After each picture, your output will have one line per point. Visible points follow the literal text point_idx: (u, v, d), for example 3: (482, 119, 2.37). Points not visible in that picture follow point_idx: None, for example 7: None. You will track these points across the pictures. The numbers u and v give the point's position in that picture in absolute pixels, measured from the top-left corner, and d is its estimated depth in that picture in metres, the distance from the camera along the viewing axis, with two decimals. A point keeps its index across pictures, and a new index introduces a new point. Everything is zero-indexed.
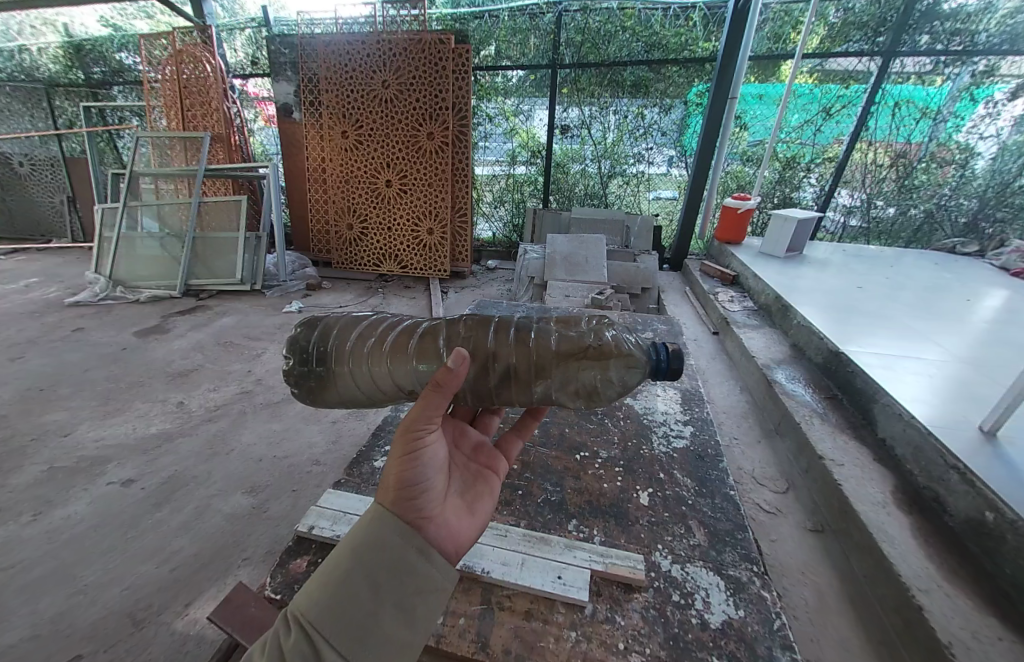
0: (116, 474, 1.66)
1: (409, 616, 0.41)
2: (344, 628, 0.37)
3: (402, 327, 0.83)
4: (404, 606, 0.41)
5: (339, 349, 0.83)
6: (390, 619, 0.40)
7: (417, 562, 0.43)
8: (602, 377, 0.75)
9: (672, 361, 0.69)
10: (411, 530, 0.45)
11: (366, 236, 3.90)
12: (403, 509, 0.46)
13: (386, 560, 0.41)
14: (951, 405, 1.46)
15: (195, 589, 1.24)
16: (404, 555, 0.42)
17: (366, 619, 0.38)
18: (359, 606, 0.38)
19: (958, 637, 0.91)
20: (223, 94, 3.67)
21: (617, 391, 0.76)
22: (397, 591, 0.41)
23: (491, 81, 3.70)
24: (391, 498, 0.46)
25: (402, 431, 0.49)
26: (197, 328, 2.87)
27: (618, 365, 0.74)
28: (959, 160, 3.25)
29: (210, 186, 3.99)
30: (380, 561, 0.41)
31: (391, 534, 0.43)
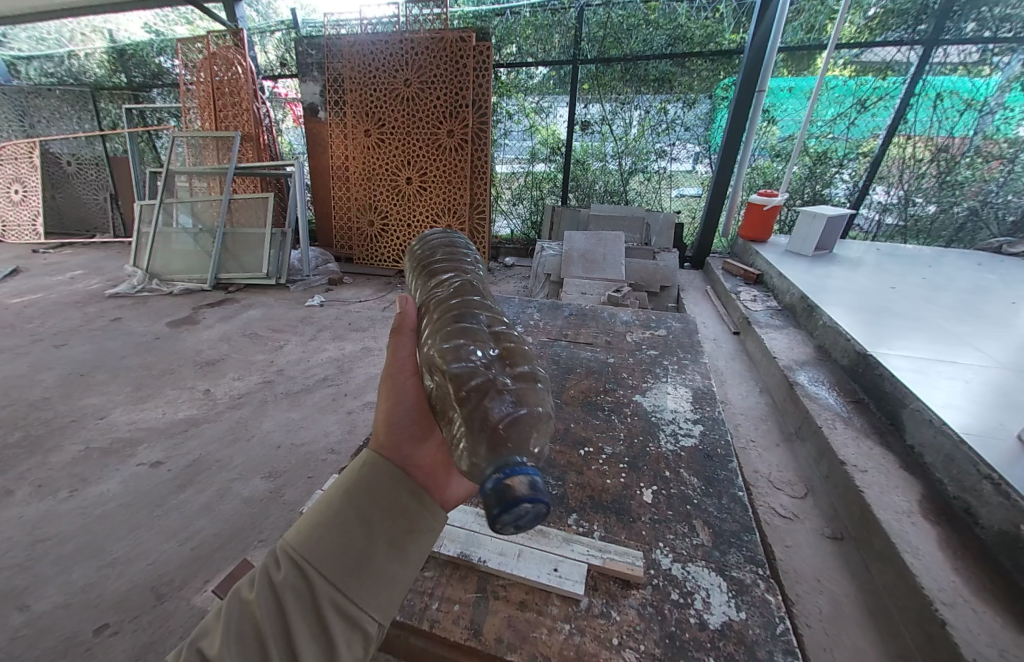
0: (146, 455, 1.75)
1: (401, 552, 0.41)
2: (337, 557, 0.39)
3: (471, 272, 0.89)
4: (395, 544, 0.41)
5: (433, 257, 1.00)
6: (380, 555, 0.40)
7: (408, 501, 0.43)
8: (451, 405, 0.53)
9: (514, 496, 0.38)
10: (400, 470, 0.45)
11: (387, 232, 3.98)
12: (394, 452, 0.46)
13: (377, 499, 0.42)
14: (989, 413, 1.37)
15: (213, 567, 1.29)
16: (393, 494, 0.43)
17: (357, 550, 0.39)
18: (348, 538, 0.39)
19: (983, 655, 0.86)
20: (254, 94, 3.85)
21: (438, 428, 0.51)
22: (388, 528, 0.41)
23: (513, 78, 3.70)
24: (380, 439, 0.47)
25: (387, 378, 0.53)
26: (224, 320, 2.99)
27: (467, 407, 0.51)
28: (1009, 154, 3.03)
29: (240, 184, 4.15)
30: (371, 499, 0.42)
31: (381, 474, 0.44)
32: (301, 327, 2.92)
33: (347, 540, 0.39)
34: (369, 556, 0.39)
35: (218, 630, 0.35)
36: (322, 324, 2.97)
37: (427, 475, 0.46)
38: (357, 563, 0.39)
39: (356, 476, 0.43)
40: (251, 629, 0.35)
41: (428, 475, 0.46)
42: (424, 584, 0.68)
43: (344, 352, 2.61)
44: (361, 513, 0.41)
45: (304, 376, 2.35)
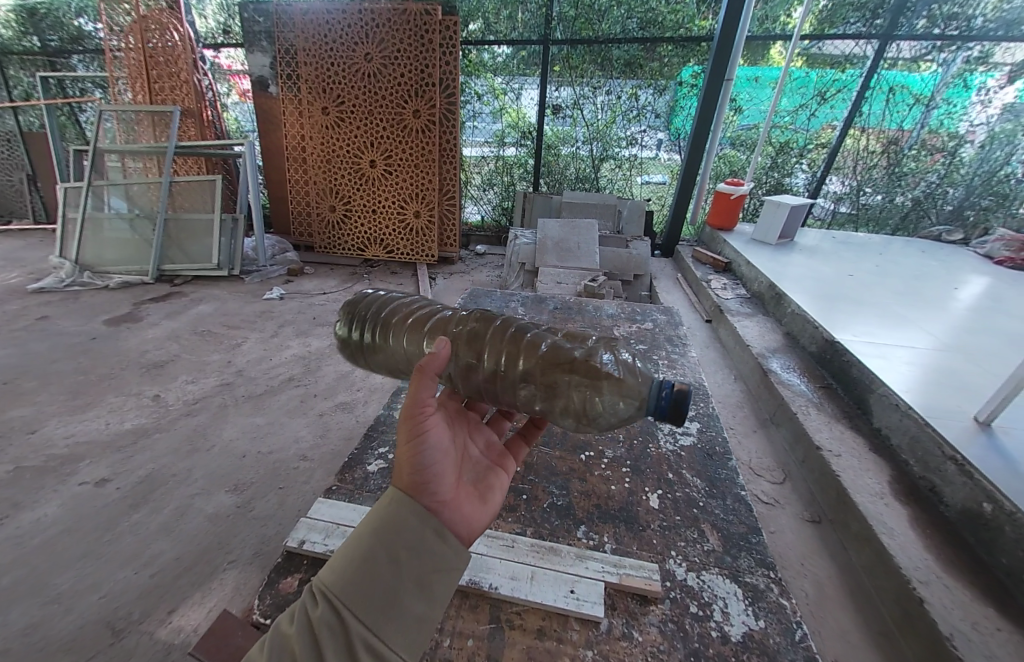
0: (89, 473, 1.56)
1: (428, 592, 0.39)
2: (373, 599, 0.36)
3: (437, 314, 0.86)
4: (422, 583, 0.38)
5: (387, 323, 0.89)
6: (410, 597, 0.38)
7: (434, 540, 0.40)
8: (589, 396, 0.70)
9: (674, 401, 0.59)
10: (426, 508, 0.42)
11: (350, 218, 3.75)
12: (418, 489, 0.43)
13: (407, 537, 0.39)
14: (946, 395, 1.47)
15: (179, 595, 1.17)
16: (420, 533, 0.40)
17: (388, 592, 0.37)
18: (379, 579, 0.37)
19: (959, 629, 0.92)
20: (193, 65, 3.48)
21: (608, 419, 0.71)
22: (416, 568, 0.39)
23: (479, 56, 3.53)
24: (403, 473, 0.44)
25: (406, 413, 0.47)
26: (172, 316, 2.72)
27: (610, 389, 0.69)
28: (949, 147, 3.28)
29: (181, 165, 3.76)
30: (401, 536, 0.39)
31: (408, 513, 0.41)
32: (261, 323, 2.71)
33: (378, 579, 0.37)
34: (399, 597, 0.37)
35: None
36: (283, 319, 2.77)
37: (449, 512, 0.45)
38: (389, 606, 0.36)
39: (381, 512, 0.41)
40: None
41: (451, 512, 0.45)
42: None
43: (311, 348, 2.45)
44: (391, 552, 0.38)
45: (268, 376, 2.18)
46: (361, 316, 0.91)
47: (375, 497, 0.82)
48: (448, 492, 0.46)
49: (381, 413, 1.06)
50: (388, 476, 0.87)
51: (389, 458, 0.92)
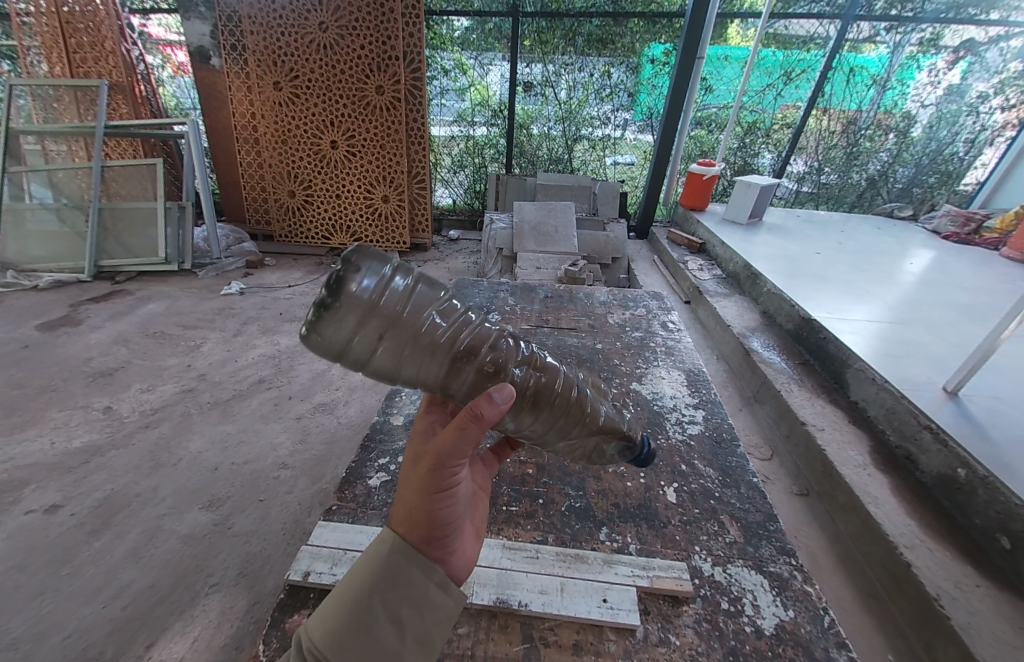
0: (35, 500, 1.40)
1: (429, 647, 0.37)
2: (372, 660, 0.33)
3: (470, 323, 0.52)
4: (424, 639, 0.36)
5: (391, 314, 0.45)
6: (411, 653, 0.35)
7: (438, 596, 0.38)
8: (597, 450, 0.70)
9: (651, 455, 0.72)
10: (432, 560, 0.39)
11: (312, 204, 3.51)
12: (423, 539, 0.39)
13: (409, 595, 0.36)
14: (916, 367, 1.56)
15: (157, 627, 1.07)
16: (423, 591, 0.37)
17: (390, 655, 0.34)
18: (381, 640, 0.34)
19: (944, 589, 0.98)
20: (120, 33, 3.07)
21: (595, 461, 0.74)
22: (419, 626, 0.36)
23: (443, 28, 3.33)
24: (409, 522, 0.39)
25: (432, 464, 0.38)
26: (117, 318, 2.46)
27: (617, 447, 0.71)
28: (901, 127, 3.45)
29: (112, 147, 3.37)
30: (403, 589, 0.36)
31: (414, 568, 0.37)
32: (221, 321, 2.51)
33: (380, 638, 0.34)
34: (401, 659, 0.35)
35: None
36: (247, 316, 2.57)
37: (452, 558, 0.42)
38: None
39: (382, 567, 0.37)
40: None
41: (455, 559, 0.42)
42: (460, 643, 0.58)
43: (281, 347, 2.29)
44: (394, 613, 0.35)
45: (235, 379, 2.02)
46: (349, 275, 0.41)
47: (382, 514, 0.76)
48: (456, 536, 0.42)
49: (375, 421, 0.98)
50: (392, 490, 0.81)
51: (391, 469, 0.86)
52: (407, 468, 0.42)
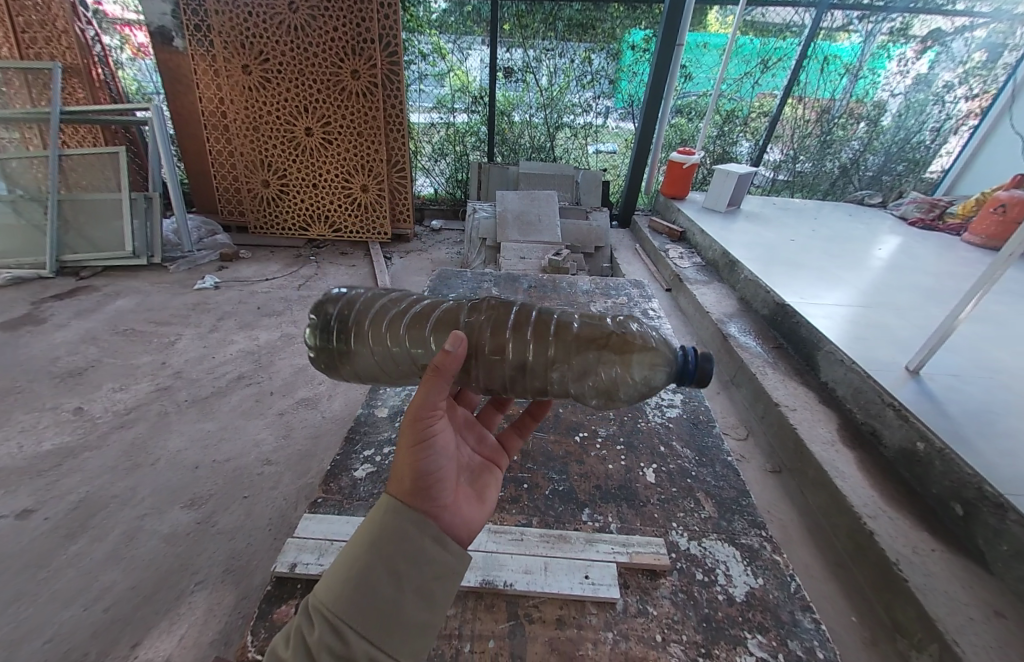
0: (4, 506, 1.35)
1: (429, 599, 0.37)
2: (370, 610, 0.34)
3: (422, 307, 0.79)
4: (422, 591, 0.37)
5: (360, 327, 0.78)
6: (411, 604, 0.36)
7: (434, 548, 0.39)
8: (623, 375, 0.67)
9: (701, 364, 0.60)
10: (425, 514, 0.41)
11: (288, 195, 3.41)
12: (415, 495, 0.41)
13: (406, 548, 0.38)
14: (881, 348, 1.63)
15: (143, 626, 1.06)
16: (418, 543, 0.38)
17: (390, 604, 0.35)
18: (380, 591, 0.35)
19: (902, 554, 1.05)
20: (73, 10, 2.89)
21: (637, 391, 0.69)
22: (416, 578, 0.37)
23: (421, 11, 3.24)
24: (401, 480, 0.42)
25: (412, 417, 0.42)
26: (84, 315, 2.36)
27: (640, 362, 0.66)
28: (872, 116, 3.55)
29: (70, 134, 3.19)
30: (398, 545, 0.37)
31: (408, 523, 0.39)
32: (196, 317, 2.44)
33: (378, 591, 0.35)
34: (401, 609, 0.36)
35: None
36: (223, 310, 2.50)
37: (447, 515, 0.43)
38: (391, 617, 0.35)
39: (376, 524, 0.38)
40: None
41: (450, 515, 0.43)
42: (447, 623, 0.60)
43: (260, 342, 2.24)
44: (391, 565, 0.37)
45: (213, 376, 1.98)
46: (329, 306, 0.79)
47: (368, 504, 0.77)
48: (448, 494, 0.44)
49: (359, 413, 0.98)
50: (378, 480, 0.82)
51: (377, 460, 0.86)
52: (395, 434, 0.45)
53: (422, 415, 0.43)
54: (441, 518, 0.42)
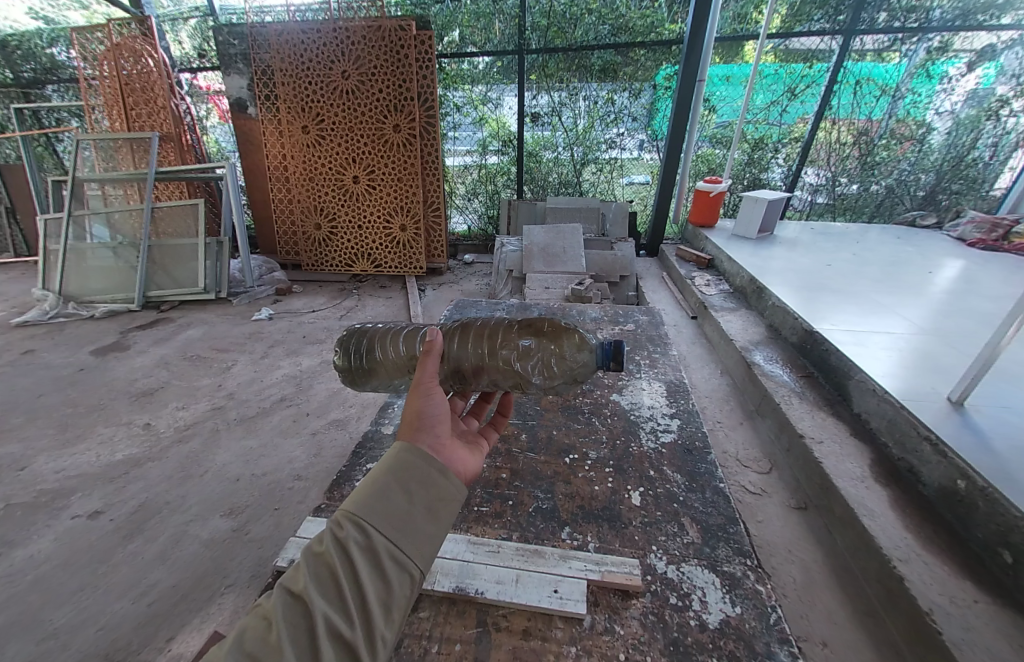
0: (81, 506, 1.56)
1: (437, 515, 0.42)
2: (388, 516, 0.39)
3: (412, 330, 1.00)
4: (431, 509, 0.42)
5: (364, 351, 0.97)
6: (423, 518, 0.41)
7: (440, 476, 0.44)
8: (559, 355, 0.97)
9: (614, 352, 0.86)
10: (431, 450, 0.46)
11: (336, 235, 3.77)
12: (421, 436, 0.47)
13: (417, 473, 0.43)
14: (920, 377, 1.52)
15: (177, 622, 1.17)
16: (426, 469, 0.44)
17: (403, 513, 0.40)
18: (395, 502, 0.40)
19: (938, 603, 0.94)
20: (170, 90, 3.49)
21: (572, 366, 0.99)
22: (427, 498, 0.42)
23: (457, 68, 3.58)
24: (409, 427, 0.48)
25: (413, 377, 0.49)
26: (160, 343, 2.72)
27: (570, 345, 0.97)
28: (918, 135, 3.38)
29: (162, 190, 3.77)
30: (410, 470, 0.43)
31: (415, 456, 0.45)
32: (250, 344, 2.72)
33: (393, 504, 0.40)
34: (412, 519, 0.40)
35: (297, 573, 0.36)
36: (273, 339, 2.78)
37: (448, 455, 0.48)
38: (405, 524, 0.40)
39: (392, 456, 0.44)
40: (325, 581, 0.36)
41: (450, 455, 0.48)
42: (420, 625, 0.65)
43: (302, 367, 2.46)
44: (404, 483, 0.42)
45: (260, 398, 2.19)
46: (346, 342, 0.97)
47: None
48: (446, 435, 0.49)
49: (368, 429, 1.09)
50: None
51: None
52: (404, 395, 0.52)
53: (422, 383, 0.51)
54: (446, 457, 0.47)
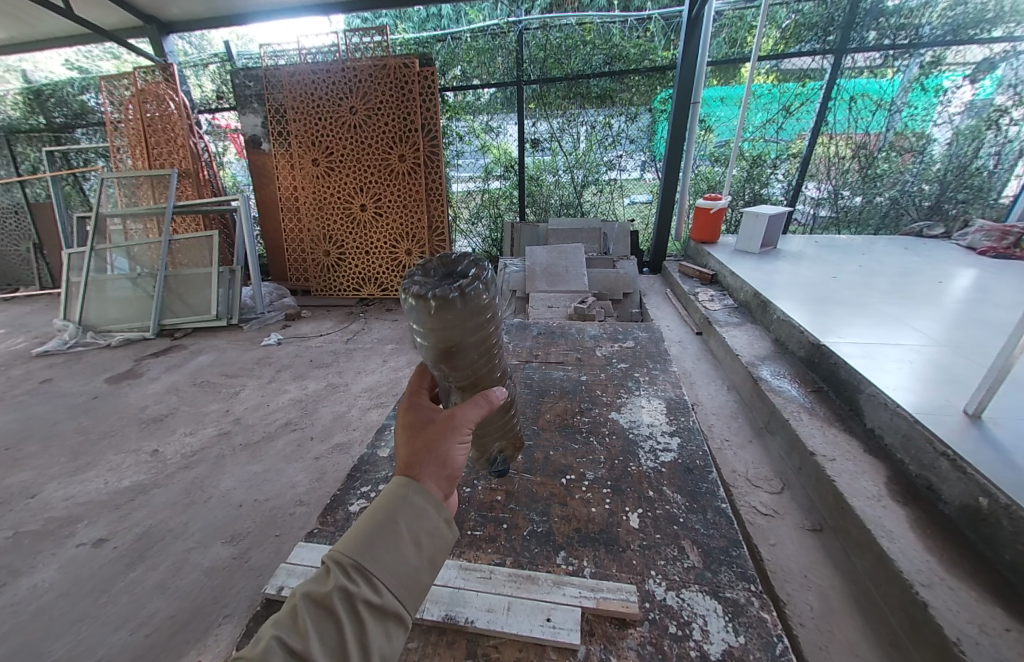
0: (87, 534, 1.57)
1: (437, 565, 0.42)
2: (398, 570, 0.39)
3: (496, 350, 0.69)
4: (434, 559, 0.42)
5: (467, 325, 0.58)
6: (425, 570, 0.41)
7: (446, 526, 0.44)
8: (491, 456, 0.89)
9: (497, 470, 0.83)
10: (440, 496, 0.45)
11: (344, 261, 3.86)
12: (433, 476, 0.45)
13: (426, 522, 0.42)
14: (934, 390, 1.47)
15: (172, 654, 1.15)
16: (435, 521, 0.42)
17: (412, 569, 0.39)
18: (405, 553, 0.40)
19: (966, 632, 0.88)
20: (189, 130, 3.69)
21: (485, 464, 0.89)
22: (432, 547, 0.42)
23: (460, 100, 3.72)
24: (421, 463, 0.45)
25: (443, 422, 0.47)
26: (172, 370, 2.77)
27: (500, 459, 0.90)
28: (918, 147, 3.38)
29: (180, 224, 3.93)
30: (422, 519, 0.42)
31: (426, 502, 0.43)
32: (259, 369, 2.76)
33: (403, 555, 0.39)
34: (419, 573, 0.40)
35: (298, 627, 0.34)
36: (281, 363, 2.82)
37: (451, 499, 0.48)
38: (412, 579, 0.39)
39: (403, 500, 0.42)
40: (330, 636, 0.35)
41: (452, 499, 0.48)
42: (407, 656, 0.62)
43: (308, 391, 2.47)
44: (415, 534, 0.41)
45: (265, 422, 2.20)
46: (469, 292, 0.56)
47: None
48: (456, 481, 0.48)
49: (366, 452, 1.09)
50: None
51: (371, 496, 0.95)
52: (422, 426, 0.49)
53: (459, 426, 0.48)
54: (449, 501, 0.47)
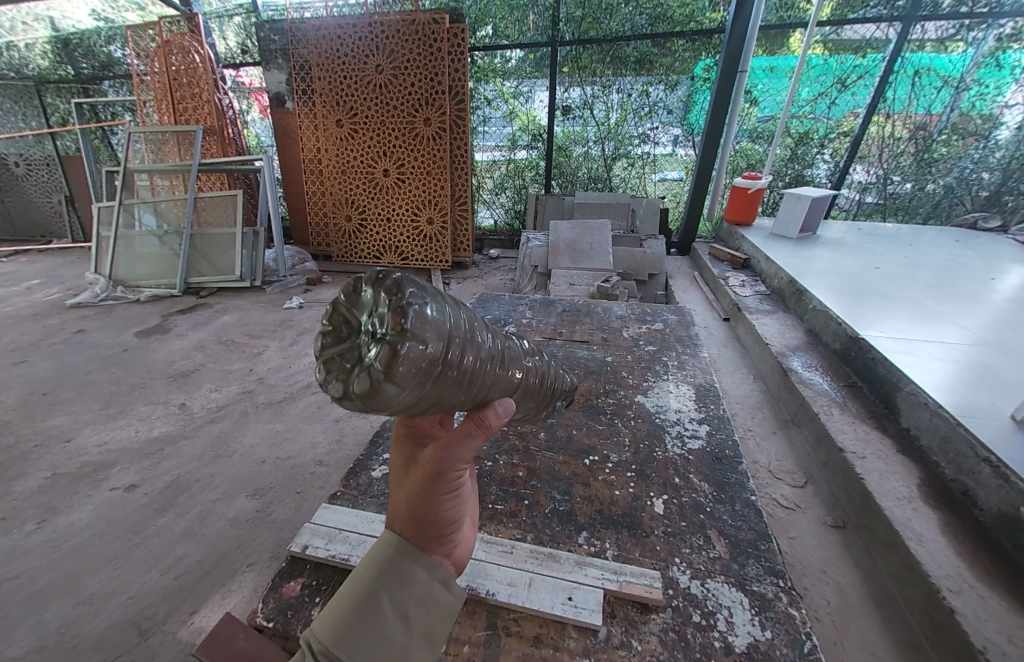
0: (119, 479, 1.64)
1: (432, 640, 0.41)
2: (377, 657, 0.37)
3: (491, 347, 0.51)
4: (428, 634, 0.41)
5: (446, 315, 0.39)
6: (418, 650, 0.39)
7: (441, 592, 0.42)
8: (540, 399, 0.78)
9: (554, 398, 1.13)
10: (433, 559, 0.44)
11: (365, 227, 3.82)
12: (428, 538, 0.44)
13: (416, 593, 0.41)
14: (980, 393, 1.38)
15: (199, 597, 1.21)
16: (427, 588, 0.42)
17: (400, 650, 0.38)
18: (388, 632, 0.38)
19: (993, 641, 0.84)
20: (214, 85, 3.62)
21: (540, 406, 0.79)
22: (423, 622, 0.41)
23: (489, 62, 3.55)
24: (415, 526, 0.44)
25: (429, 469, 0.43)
26: (197, 328, 2.83)
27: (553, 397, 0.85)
28: (983, 130, 3.10)
29: (205, 181, 3.94)
30: (408, 591, 0.41)
31: (416, 568, 0.42)
32: (281, 331, 2.80)
33: (387, 638, 0.38)
34: (409, 651, 0.39)
35: None
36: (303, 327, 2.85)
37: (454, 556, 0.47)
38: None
39: (388, 567, 0.41)
40: None
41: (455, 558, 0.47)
42: None
43: None
44: (401, 611, 0.40)
45: (287, 384, 2.24)
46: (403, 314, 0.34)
47: (378, 502, 0.86)
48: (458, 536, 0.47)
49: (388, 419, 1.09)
50: None
51: None
52: (404, 475, 0.46)
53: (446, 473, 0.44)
54: (448, 560, 0.46)
